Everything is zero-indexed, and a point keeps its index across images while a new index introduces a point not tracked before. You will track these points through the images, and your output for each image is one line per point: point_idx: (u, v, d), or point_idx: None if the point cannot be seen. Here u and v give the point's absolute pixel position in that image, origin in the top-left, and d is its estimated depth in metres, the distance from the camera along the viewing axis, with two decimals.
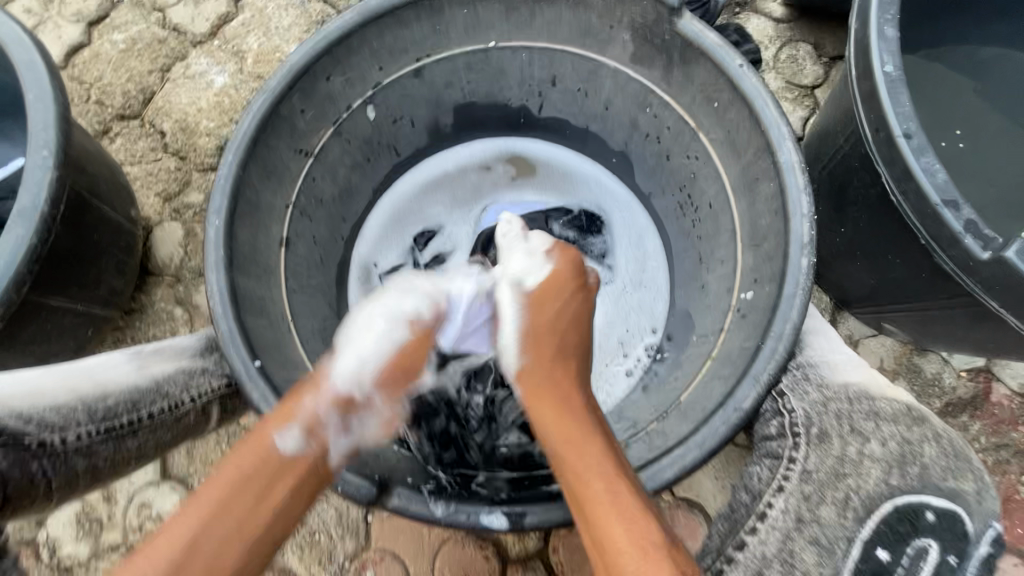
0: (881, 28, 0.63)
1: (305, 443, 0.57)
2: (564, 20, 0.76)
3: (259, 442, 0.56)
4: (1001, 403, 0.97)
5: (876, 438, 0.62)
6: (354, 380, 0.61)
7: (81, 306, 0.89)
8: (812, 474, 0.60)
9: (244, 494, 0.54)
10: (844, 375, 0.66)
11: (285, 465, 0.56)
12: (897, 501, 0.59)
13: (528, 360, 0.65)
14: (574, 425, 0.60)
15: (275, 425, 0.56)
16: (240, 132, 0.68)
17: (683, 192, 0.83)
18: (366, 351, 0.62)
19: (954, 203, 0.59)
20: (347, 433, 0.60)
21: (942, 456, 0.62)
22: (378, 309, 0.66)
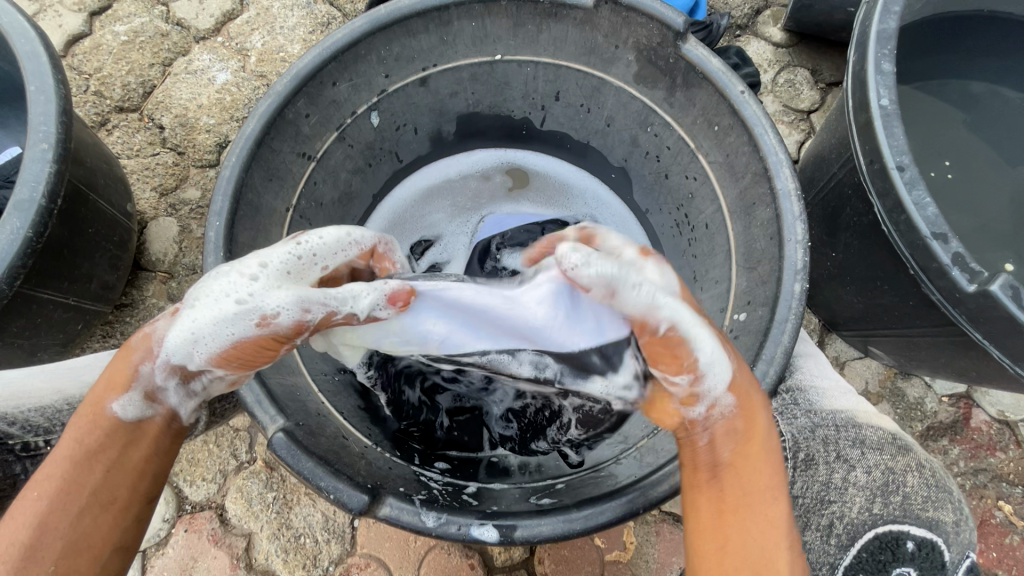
0: (878, 62, 0.65)
1: (150, 408, 0.52)
2: (571, 38, 0.77)
3: (92, 414, 0.50)
4: (980, 429, 0.99)
5: (862, 466, 0.65)
6: (188, 355, 0.51)
7: (72, 300, 0.88)
8: (799, 499, 0.65)
9: (91, 465, 0.49)
10: (834, 401, 0.70)
11: (133, 429, 0.51)
12: (878, 530, 0.62)
13: (736, 364, 0.53)
14: (771, 439, 0.53)
15: (110, 394, 0.50)
16: (243, 134, 0.67)
17: (680, 210, 0.85)
18: (201, 328, 0.50)
19: (943, 236, 0.60)
20: (194, 394, 0.54)
21: (924, 485, 0.64)
22: (240, 284, 0.51)
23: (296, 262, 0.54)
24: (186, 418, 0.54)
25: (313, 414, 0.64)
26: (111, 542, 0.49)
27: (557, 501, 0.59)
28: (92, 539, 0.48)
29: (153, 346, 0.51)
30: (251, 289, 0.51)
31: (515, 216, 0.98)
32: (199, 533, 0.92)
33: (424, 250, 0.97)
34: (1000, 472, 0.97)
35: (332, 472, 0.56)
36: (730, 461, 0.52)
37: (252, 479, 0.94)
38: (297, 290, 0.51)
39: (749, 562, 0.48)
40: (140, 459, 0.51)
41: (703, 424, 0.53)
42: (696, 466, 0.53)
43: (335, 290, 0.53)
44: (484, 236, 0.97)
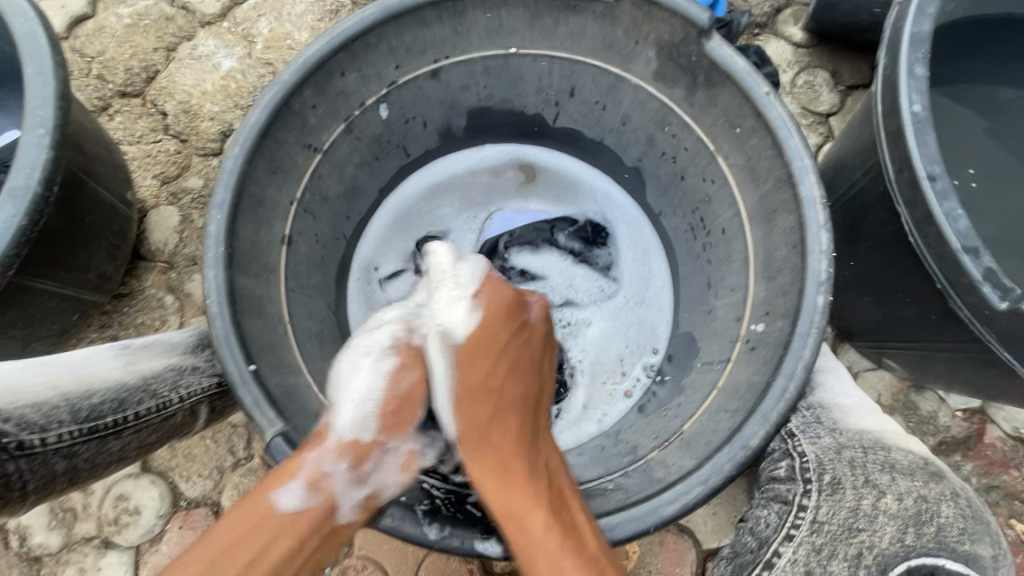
0: (912, 66, 0.62)
1: (308, 500, 0.55)
2: (589, 32, 0.74)
3: (261, 494, 0.55)
4: (993, 445, 0.97)
5: (892, 492, 0.62)
6: (358, 430, 0.59)
7: (70, 290, 0.86)
8: (824, 525, 0.60)
9: (236, 551, 0.52)
10: (857, 421, 0.69)
11: (289, 519, 0.54)
12: (911, 562, 0.59)
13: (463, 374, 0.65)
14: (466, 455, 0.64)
15: (275, 484, 0.54)
16: (248, 124, 0.65)
17: (695, 214, 0.82)
18: (361, 389, 0.60)
19: (975, 249, 0.58)
20: (363, 481, 0.59)
21: (958, 517, 0.62)
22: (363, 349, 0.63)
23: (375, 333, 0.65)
24: (344, 513, 0.57)
25: (313, 422, 0.64)
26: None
27: (563, 516, 0.58)
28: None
29: (325, 436, 0.58)
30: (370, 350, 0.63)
31: (522, 213, 0.97)
32: (194, 530, 0.91)
33: None
34: (1013, 490, 0.95)
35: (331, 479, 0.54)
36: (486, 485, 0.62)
37: (249, 476, 0.92)
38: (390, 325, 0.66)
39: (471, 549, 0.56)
40: (287, 550, 0.53)
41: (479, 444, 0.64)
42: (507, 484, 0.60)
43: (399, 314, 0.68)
44: (492, 234, 0.96)
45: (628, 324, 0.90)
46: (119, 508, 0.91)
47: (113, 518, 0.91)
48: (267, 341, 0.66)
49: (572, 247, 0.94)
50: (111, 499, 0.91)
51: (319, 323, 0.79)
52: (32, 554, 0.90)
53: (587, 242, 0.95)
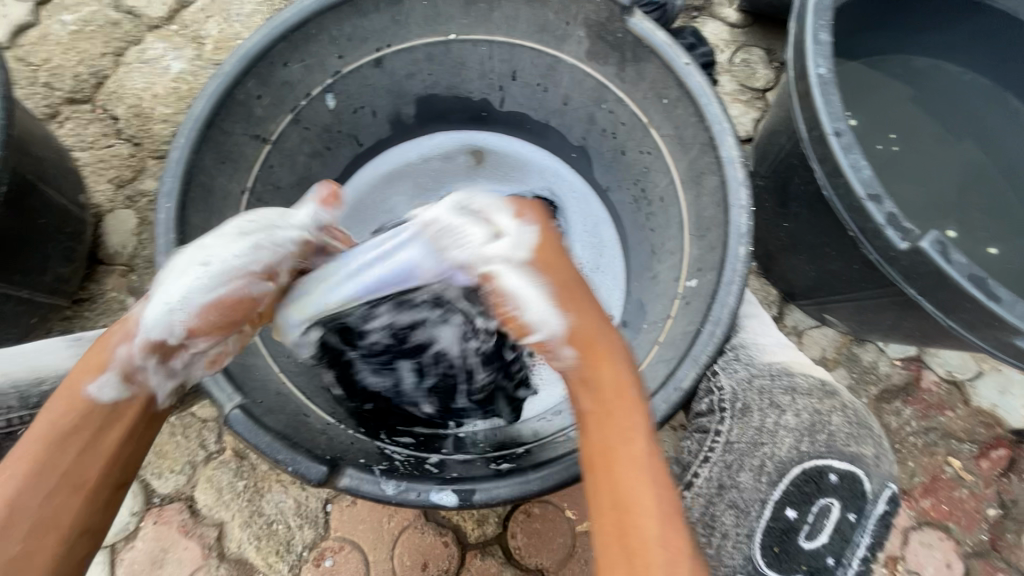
0: (816, 33, 0.67)
1: (126, 390, 0.52)
2: (522, 15, 0.78)
3: (69, 397, 0.51)
4: (930, 389, 1.03)
5: (791, 410, 0.72)
6: (168, 328, 0.53)
7: (25, 294, 0.87)
8: (733, 444, 0.71)
9: (63, 447, 0.49)
10: (771, 355, 0.75)
11: (108, 411, 0.52)
12: (804, 465, 0.69)
13: (577, 317, 0.55)
14: (619, 381, 0.52)
15: (87, 375, 0.51)
16: (192, 115, 0.67)
17: (637, 185, 0.86)
18: (179, 296, 0.53)
19: (877, 197, 0.63)
20: (173, 374, 0.55)
21: (846, 423, 0.71)
22: (202, 253, 0.54)
23: (249, 225, 0.58)
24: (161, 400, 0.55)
25: (272, 394, 0.65)
26: (79, 522, 0.49)
27: (516, 465, 0.61)
28: (58, 519, 0.48)
29: (133, 328, 0.53)
30: (207, 270, 0.53)
31: None
32: (168, 525, 0.91)
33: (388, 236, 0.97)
34: (950, 429, 1.02)
35: (289, 446, 0.56)
36: (590, 411, 0.52)
37: (221, 469, 0.93)
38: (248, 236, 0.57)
39: (621, 507, 0.47)
40: (113, 443, 0.51)
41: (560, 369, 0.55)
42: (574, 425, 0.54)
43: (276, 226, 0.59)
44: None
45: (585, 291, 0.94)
46: None
47: None
48: None
49: None
50: None
51: None
52: None
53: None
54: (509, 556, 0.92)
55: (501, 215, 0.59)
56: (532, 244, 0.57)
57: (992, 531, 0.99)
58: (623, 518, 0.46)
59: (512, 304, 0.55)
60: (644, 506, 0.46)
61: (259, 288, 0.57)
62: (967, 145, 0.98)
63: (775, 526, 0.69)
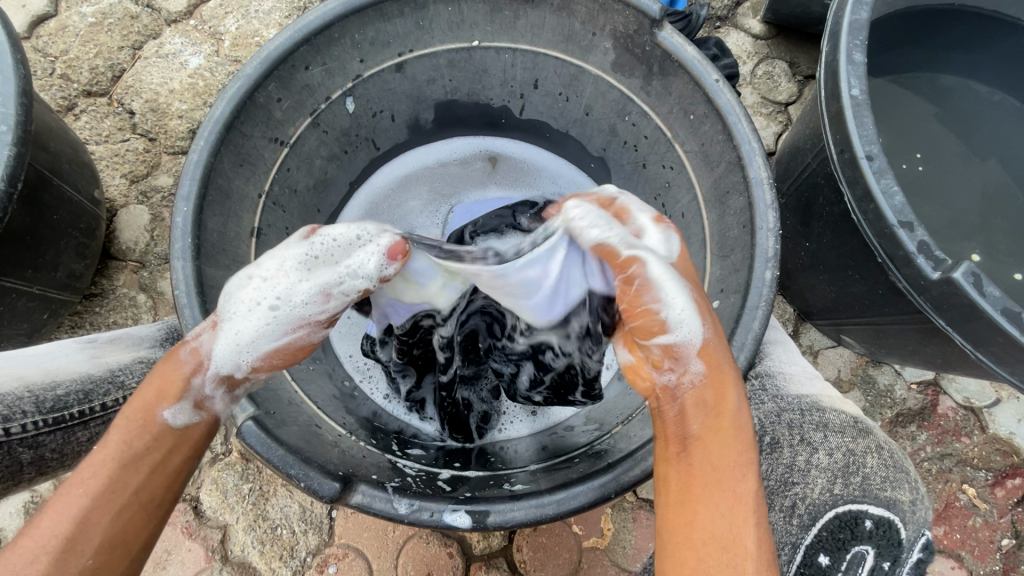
0: (850, 53, 0.66)
1: (197, 416, 0.51)
2: (548, 24, 0.76)
3: (141, 417, 0.49)
4: (946, 415, 1.02)
5: (824, 448, 0.65)
6: (239, 366, 0.53)
7: (37, 290, 0.86)
8: (763, 481, 0.66)
9: (133, 466, 0.47)
10: (800, 386, 0.72)
11: (178, 434, 0.50)
12: (838, 509, 0.62)
13: (714, 333, 0.51)
14: (736, 414, 0.50)
15: (161, 401, 0.50)
16: (213, 118, 0.66)
17: (657, 200, 0.85)
18: (250, 340, 0.53)
19: (909, 225, 0.62)
20: (236, 398, 0.55)
21: (883, 466, 0.64)
22: (269, 288, 0.54)
23: (313, 258, 0.55)
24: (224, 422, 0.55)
25: (286, 404, 0.64)
26: (143, 540, 0.47)
27: (531, 487, 0.60)
28: (124, 536, 0.46)
29: (204, 358, 0.52)
30: (273, 316, 0.53)
31: (482, 203, 0.98)
32: (172, 527, 0.91)
33: None
34: (965, 456, 1.00)
35: (303, 460, 0.56)
36: (699, 435, 0.50)
37: (227, 471, 0.93)
38: (316, 279, 0.55)
39: (715, 541, 0.46)
40: (181, 463, 0.50)
41: (674, 392, 0.52)
42: (668, 438, 0.52)
43: (345, 269, 0.56)
44: (454, 226, 0.96)
45: None
46: None
47: None
48: None
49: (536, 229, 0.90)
50: None
51: None
52: None
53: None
54: (513, 570, 0.91)
55: (640, 216, 0.59)
56: (677, 254, 0.57)
57: (1005, 562, 0.97)
58: (719, 552, 0.46)
59: (650, 298, 0.52)
60: (743, 549, 0.45)
61: (318, 335, 0.57)
62: (994, 167, 0.96)
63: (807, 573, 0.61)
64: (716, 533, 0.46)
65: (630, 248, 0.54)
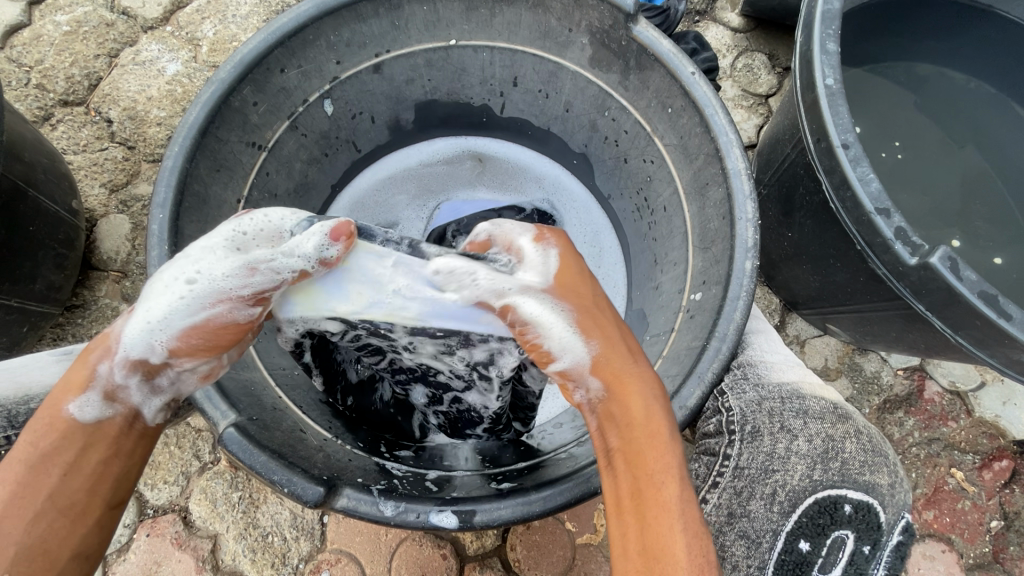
0: (824, 42, 0.66)
1: (111, 408, 0.50)
2: (524, 22, 0.76)
3: (50, 419, 0.49)
4: (932, 400, 1.02)
5: (803, 435, 0.66)
6: (148, 348, 0.50)
7: (15, 303, 0.85)
8: (744, 470, 0.65)
9: (46, 468, 0.47)
10: (781, 374, 0.71)
11: (91, 431, 0.49)
12: (818, 495, 0.63)
13: (599, 346, 0.55)
14: (651, 417, 0.51)
15: (68, 395, 0.49)
16: (187, 123, 0.65)
17: (640, 194, 0.85)
18: (160, 318, 0.50)
19: (886, 211, 0.62)
20: (160, 391, 0.53)
21: (862, 450, 0.65)
22: (195, 261, 0.50)
23: (238, 236, 0.53)
24: (149, 419, 0.53)
25: (269, 409, 0.63)
26: (71, 545, 0.47)
27: (516, 485, 0.60)
28: (47, 543, 0.46)
29: (113, 345, 0.51)
30: (188, 293, 0.49)
31: (470, 203, 0.98)
32: (161, 538, 0.90)
33: None
34: (953, 440, 1.01)
35: (285, 466, 0.55)
36: (619, 449, 0.51)
37: (216, 480, 0.92)
38: (241, 255, 0.51)
39: (650, 552, 0.46)
40: (98, 462, 0.49)
41: (589, 411, 0.55)
42: (598, 457, 0.53)
43: (278, 248, 0.52)
44: (440, 222, 0.97)
45: None
46: None
47: None
48: None
49: None
50: None
51: None
52: None
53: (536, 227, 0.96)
54: (508, 569, 0.90)
55: (521, 240, 0.62)
56: (556, 270, 0.59)
57: (995, 543, 0.98)
58: (649, 563, 0.45)
59: (534, 335, 0.55)
60: (673, 555, 0.45)
61: (244, 313, 0.52)
62: (972, 153, 0.97)
63: (788, 559, 0.62)
64: (651, 541, 0.46)
65: (501, 297, 0.56)
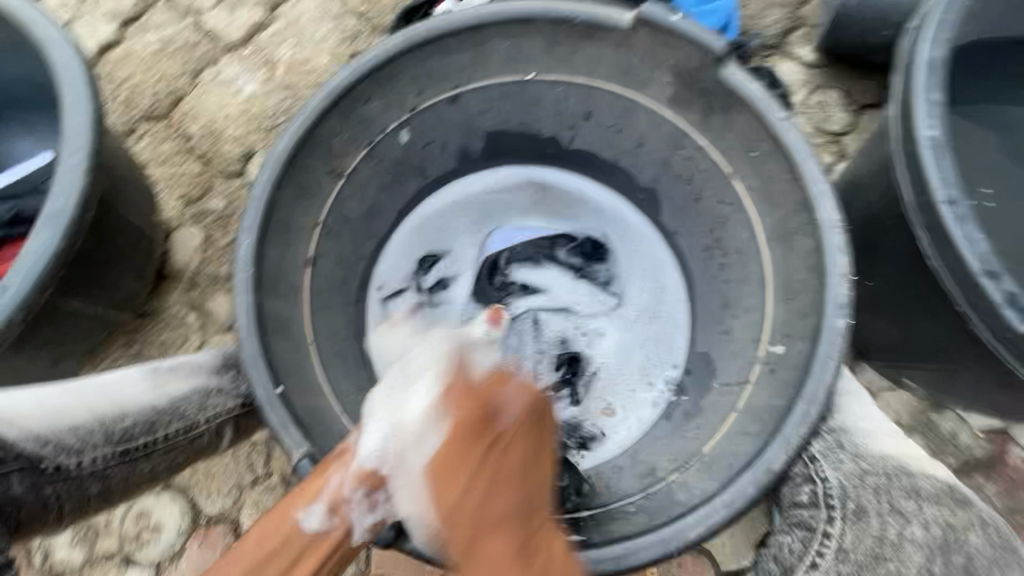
0: (928, 91, 0.63)
1: (330, 522, 0.55)
2: (605, 58, 0.76)
3: (286, 521, 0.54)
4: (1016, 466, 0.95)
5: (918, 520, 0.64)
6: (383, 456, 0.60)
7: (97, 310, 0.89)
8: (849, 553, 0.63)
9: (266, 569, 0.52)
10: (881, 444, 0.68)
11: (311, 543, 0.54)
12: None
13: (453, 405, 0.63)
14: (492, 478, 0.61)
15: (300, 501, 0.55)
16: (277, 152, 0.67)
17: (711, 235, 0.83)
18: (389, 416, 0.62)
19: (994, 274, 0.59)
20: (380, 508, 0.59)
21: (988, 545, 0.63)
22: (410, 375, 0.65)
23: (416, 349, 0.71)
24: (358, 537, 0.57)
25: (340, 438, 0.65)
26: None
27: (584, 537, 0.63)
28: None
29: (348, 459, 0.59)
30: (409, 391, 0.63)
31: (523, 231, 0.97)
32: (213, 548, 0.91)
33: (431, 265, 0.94)
34: None
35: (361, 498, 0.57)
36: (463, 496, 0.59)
37: (268, 494, 0.93)
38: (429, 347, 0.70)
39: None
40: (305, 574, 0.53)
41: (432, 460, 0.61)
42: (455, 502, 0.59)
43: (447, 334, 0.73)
44: (492, 251, 0.96)
45: (643, 339, 0.90)
46: (140, 524, 0.93)
47: (135, 535, 0.92)
48: (292, 363, 0.68)
49: (572, 263, 0.95)
50: (133, 515, 0.93)
51: (340, 343, 0.81)
52: (54, 570, 0.92)
53: (587, 258, 0.96)
54: None
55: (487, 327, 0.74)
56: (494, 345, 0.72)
57: None
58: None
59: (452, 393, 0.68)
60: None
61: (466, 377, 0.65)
62: None
63: None
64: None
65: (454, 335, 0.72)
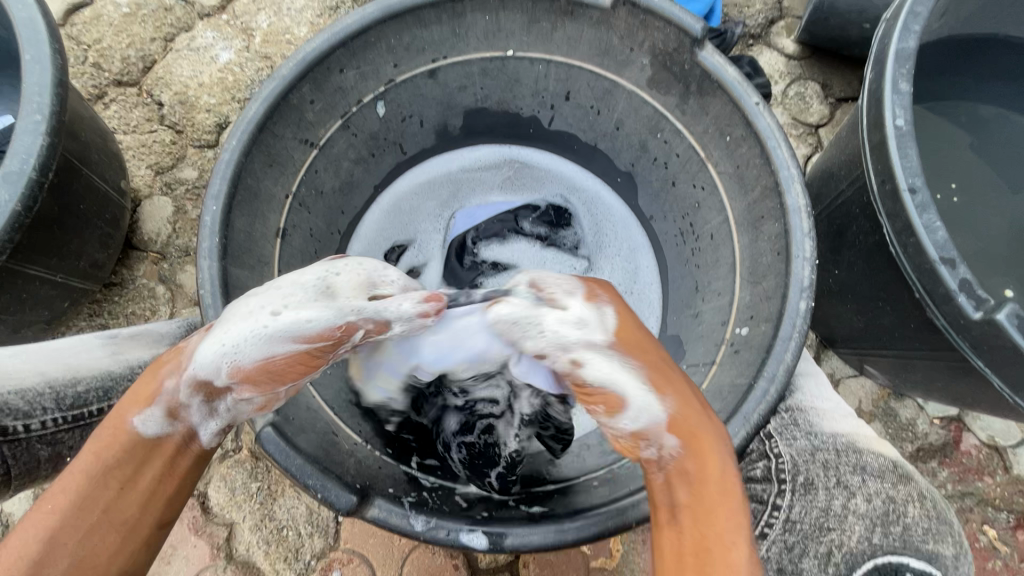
0: (897, 81, 0.64)
1: (171, 426, 0.51)
2: (585, 37, 0.75)
3: (115, 431, 0.50)
4: (969, 452, 0.99)
5: (862, 493, 0.66)
6: (218, 371, 0.51)
7: (61, 277, 0.87)
8: (796, 524, 0.65)
9: (104, 483, 0.48)
10: (834, 424, 0.73)
11: (151, 447, 0.50)
12: (878, 559, 0.60)
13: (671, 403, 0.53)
14: (723, 474, 0.51)
15: (132, 408, 0.50)
16: (246, 118, 0.65)
17: (685, 220, 0.84)
18: (236, 340, 0.50)
19: (952, 261, 0.61)
20: (217, 415, 0.53)
21: (926, 518, 0.64)
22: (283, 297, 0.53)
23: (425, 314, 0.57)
24: (204, 441, 0.53)
25: (303, 409, 0.65)
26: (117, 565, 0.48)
27: (548, 509, 0.62)
28: (95, 561, 0.47)
29: (183, 363, 0.51)
30: (272, 324, 0.51)
31: (484, 208, 0.97)
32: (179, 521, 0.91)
33: (398, 255, 0.94)
34: (987, 496, 0.97)
35: (320, 471, 0.57)
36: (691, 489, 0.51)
37: (236, 468, 0.92)
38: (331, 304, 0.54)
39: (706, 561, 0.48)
40: (154, 479, 0.50)
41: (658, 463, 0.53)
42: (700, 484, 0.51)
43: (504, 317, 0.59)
44: (457, 233, 0.96)
45: None
46: None
47: None
48: None
49: (538, 233, 0.94)
50: None
51: None
52: None
53: (552, 226, 0.95)
54: None
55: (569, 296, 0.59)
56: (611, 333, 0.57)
57: None
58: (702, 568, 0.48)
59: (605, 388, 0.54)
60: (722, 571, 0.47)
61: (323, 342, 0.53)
62: None
63: None
64: None
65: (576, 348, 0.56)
